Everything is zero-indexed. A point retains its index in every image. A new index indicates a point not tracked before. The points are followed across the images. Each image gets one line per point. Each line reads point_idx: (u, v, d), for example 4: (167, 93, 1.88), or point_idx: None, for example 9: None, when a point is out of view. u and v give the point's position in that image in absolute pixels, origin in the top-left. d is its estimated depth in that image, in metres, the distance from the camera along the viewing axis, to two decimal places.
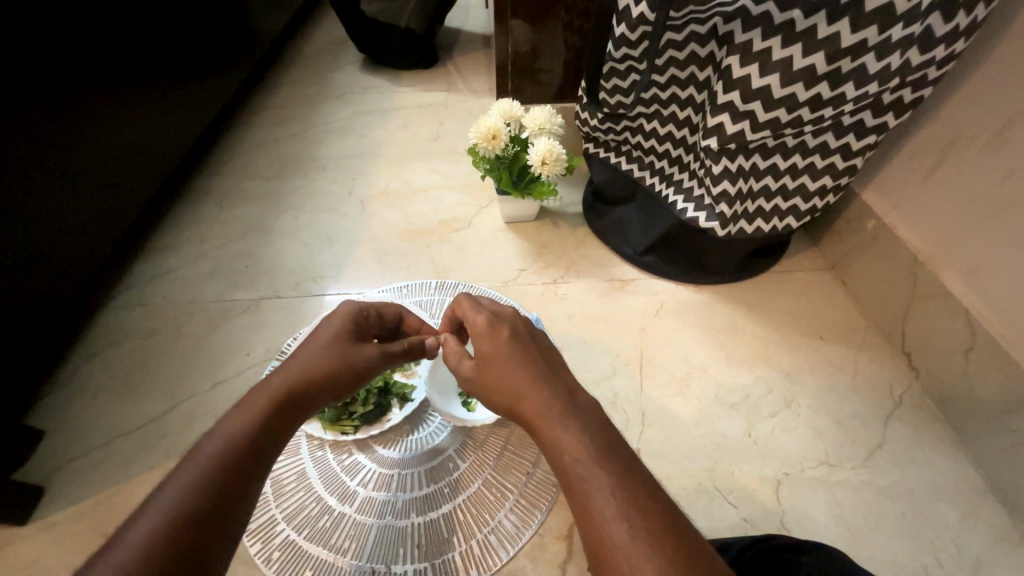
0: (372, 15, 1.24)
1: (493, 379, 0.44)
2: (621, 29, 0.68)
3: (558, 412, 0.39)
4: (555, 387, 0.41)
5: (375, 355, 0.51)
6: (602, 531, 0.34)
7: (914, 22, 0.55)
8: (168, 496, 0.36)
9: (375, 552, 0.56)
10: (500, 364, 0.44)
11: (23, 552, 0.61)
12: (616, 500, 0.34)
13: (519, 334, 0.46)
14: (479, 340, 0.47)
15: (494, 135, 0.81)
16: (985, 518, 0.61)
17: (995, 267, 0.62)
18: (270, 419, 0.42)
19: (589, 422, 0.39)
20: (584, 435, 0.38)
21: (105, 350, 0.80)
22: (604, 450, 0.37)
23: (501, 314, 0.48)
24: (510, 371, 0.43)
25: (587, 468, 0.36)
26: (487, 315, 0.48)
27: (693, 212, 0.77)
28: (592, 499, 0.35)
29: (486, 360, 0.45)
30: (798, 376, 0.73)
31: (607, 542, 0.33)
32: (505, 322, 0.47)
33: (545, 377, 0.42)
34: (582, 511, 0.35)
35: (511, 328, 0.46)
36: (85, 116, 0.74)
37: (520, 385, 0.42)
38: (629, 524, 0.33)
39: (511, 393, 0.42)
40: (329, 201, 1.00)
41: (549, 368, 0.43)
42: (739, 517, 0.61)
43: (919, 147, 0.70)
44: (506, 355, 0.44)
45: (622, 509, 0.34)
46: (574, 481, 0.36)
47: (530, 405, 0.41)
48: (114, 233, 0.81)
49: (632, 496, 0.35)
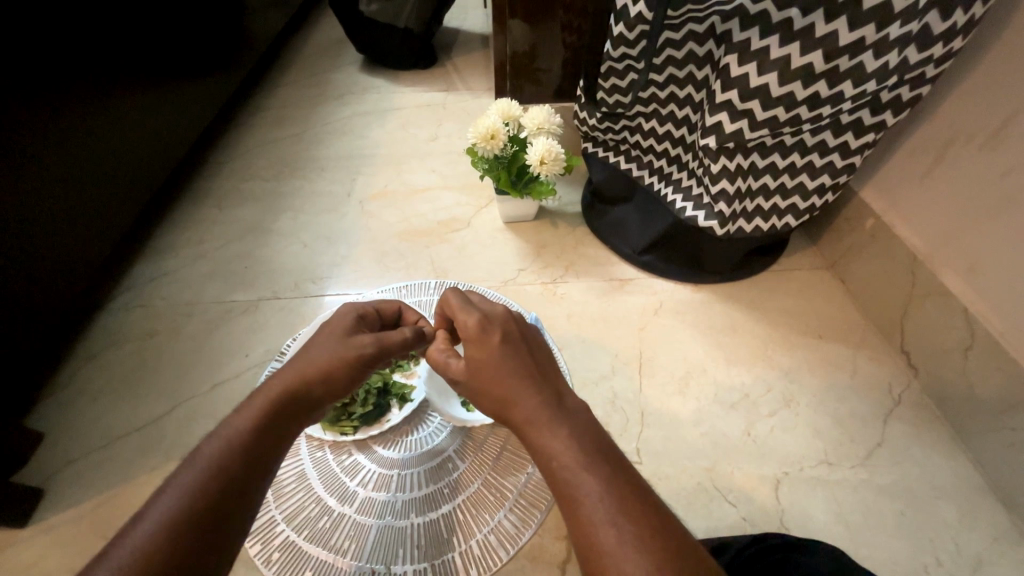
0: (370, 15, 1.24)
1: (483, 383, 0.44)
2: (619, 28, 0.67)
3: (547, 418, 0.39)
4: (545, 392, 0.41)
5: (371, 343, 0.50)
6: (591, 536, 0.34)
7: (912, 20, 0.55)
8: (171, 495, 0.36)
9: (375, 552, 0.56)
10: (490, 368, 0.43)
11: (24, 553, 0.61)
12: (605, 505, 0.34)
13: (510, 336, 0.46)
14: (469, 341, 0.46)
15: (493, 135, 0.81)
16: (985, 517, 0.61)
17: (994, 265, 0.62)
18: (270, 422, 0.42)
19: (578, 426, 0.39)
20: (573, 441, 0.38)
21: (104, 352, 0.80)
22: (593, 455, 0.37)
23: (494, 315, 0.47)
24: (500, 375, 0.43)
25: (575, 474, 0.36)
26: (478, 316, 0.47)
27: (692, 211, 0.77)
28: (581, 504, 0.35)
29: (476, 363, 0.45)
30: (797, 375, 0.73)
31: (596, 547, 0.34)
32: (496, 323, 0.46)
33: (534, 381, 0.42)
34: (572, 516, 0.35)
35: (502, 330, 0.46)
36: (83, 116, 0.74)
37: (509, 389, 0.42)
38: (617, 528, 0.33)
39: (502, 399, 0.42)
40: (328, 202, 1.00)
41: (540, 372, 0.43)
42: (739, 516, 0.61)
43: (917, 146, 0.70)
44: (497, 358, 0.44)
45: (611, 514, 0.34)
46: (565, 487, 0.36)
47: (519, 410, 0.41)
48: (112, 234, 0.81)
49: (621, 501, 0.35)
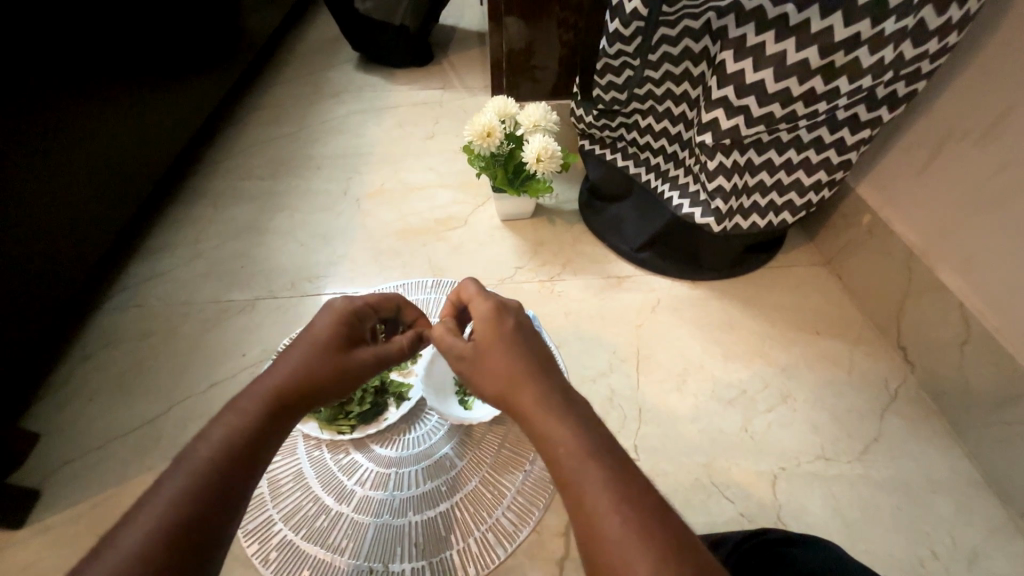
0: (366, 13, 1.23)
1: (489, 368, 0.44)
2: (615, 25, 0.68)
3: (552, 406, 0.39)
4: (552, 383, 0.42)
5: (370, 361, 0.50)
6: (591, 521, 0.34)
7: (907, 15, 0.55)
8: (165, 496, 0.36)
9: (373, 551, 0.56)
10: (497, 351, 0.44)
11: (22, 553, 0.61)
12: (611, 495, 0.34)
13: (520, 328, 0.47)
14: (480, 327, 0.47)
15: (489, 133, 0.80)
16: (982, 511, 0.61)
17: (991, 259, 0.62)
18: (264, 421, 0.42)
19: (583, 415, 0.39)
20: (579, 429, 0.38)
21: (101, 352, 0.80)
22: (598, 445, 0.37)
23: (508, 306, 0.49)
24: (507, 362, 0.43)
25: (581, 461, 0.36)
26: (494, 303, 0.49)
27: (689, 208, 0.77)
28: (586, 491, 0.35)
29: (484, 348, 0.45)
30: (795, 371, 0.73)
31: (600, 535, 0.34)
32: (508, 314, 0.48)
33: (542, 371, 0.42)
34: (574, 501, 0.36)
35: (514, 321, 0.47)
36: (77, 116, 0.74)
37: (515, 376, 0.42)
38: (622, 517, 0.34)
39: (507, 384, 0.42)
40: (325, 201, 1.00)
41: (546, 364, 0.44)
42: (737, 512, 0.61)
43: (913, 141, 0.69)
44: (507, 343, 0.45)
45: (615, 503, 0.34)
46: (569, 474, 0.36)
47: (524, 397, 0.41)
48: (108, 233, 0.81)
49: (624, 488, 0.35)
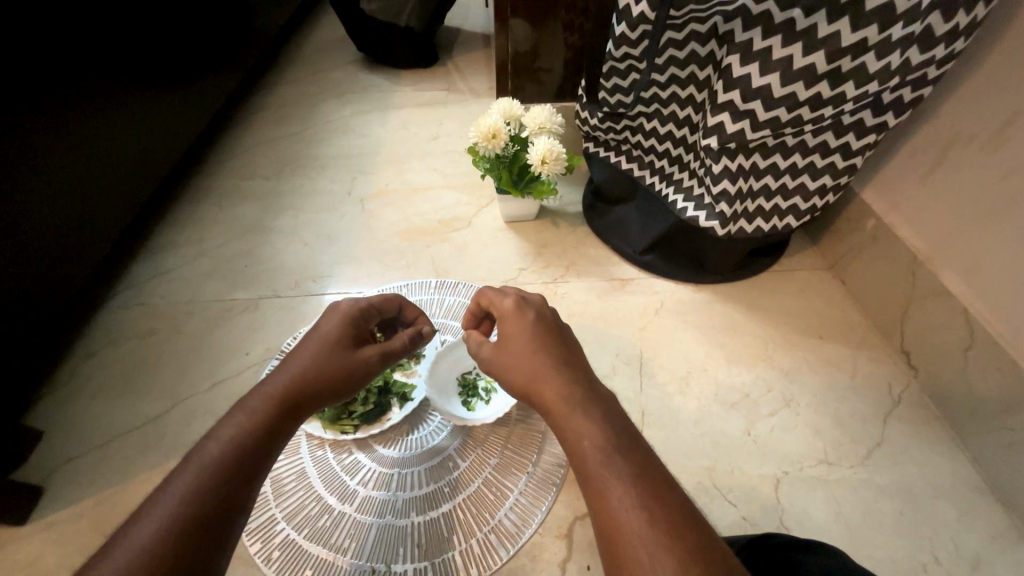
0: (371, 14, 1.24)
1: (513, 361, 0.45)
2: (622, 28, 0.68)
3: (578, 401, 0.41)
4: (576, 377, 0.43)
5: (375, 358, 0.50)
6: (615, 517, 0.35)
7: (915, 21, 0.55)
8: (175, 494, 0.36)
9: (375, 552, 0.56)
10: (521, 345, 0.46)
11: (23, 551, 0.61)
12: (636, 490, 0.36)
13: (543, 322, 0.48)
14: (506, 320, 0.49)
15: (494, 135, 0.81)
16: (984, 516, 0.61)
17: (994, 265, 0.62)
18: (274, 420, 0.42)
19: (608, 412, 0.40)
20: (604, 425, 0.39)
21: (104, 350, 0.80)
22: (622, 443, 0.38)
23: (529, 300, 0.50)
24: (533, 356, 0.45)
25: (607, 456, 0.37)
26: (515, 298, 0.50)
27: (693, 212, 0.77)
28: (610, 485, 0.36)
29: (511, 341, 0.47)
30: (797, 375, 0.73)
31: (621, 528, 0.34)
32: (531, 307, 0.49)
33: (567, 366, 0.44)
34: (595, 495, 0.36)
35: (538, 315, 0.48)
36: (85, 114, 0.74)
37: (540, 371, 0.43)
38: (648, 514, 0.34)
39: (531, 378, 0.44)
40: (329, 201, 1.00)
41: (569, 358, 0.45)
42: (739, 516, 0.61)
43: (918, 147, 0.70)
44: (532, 339, 0.46)
45: (640, 499, 0.35)
46: (593, 468, 0.37)
47: (549, 392, 0.42)
48: (112, 232, 0.81)
49: (648, 486, 0.36)
